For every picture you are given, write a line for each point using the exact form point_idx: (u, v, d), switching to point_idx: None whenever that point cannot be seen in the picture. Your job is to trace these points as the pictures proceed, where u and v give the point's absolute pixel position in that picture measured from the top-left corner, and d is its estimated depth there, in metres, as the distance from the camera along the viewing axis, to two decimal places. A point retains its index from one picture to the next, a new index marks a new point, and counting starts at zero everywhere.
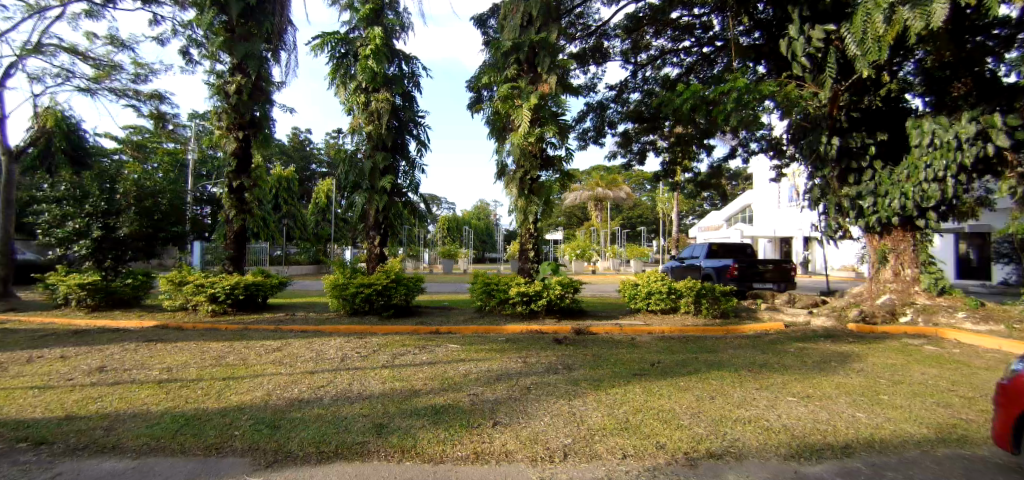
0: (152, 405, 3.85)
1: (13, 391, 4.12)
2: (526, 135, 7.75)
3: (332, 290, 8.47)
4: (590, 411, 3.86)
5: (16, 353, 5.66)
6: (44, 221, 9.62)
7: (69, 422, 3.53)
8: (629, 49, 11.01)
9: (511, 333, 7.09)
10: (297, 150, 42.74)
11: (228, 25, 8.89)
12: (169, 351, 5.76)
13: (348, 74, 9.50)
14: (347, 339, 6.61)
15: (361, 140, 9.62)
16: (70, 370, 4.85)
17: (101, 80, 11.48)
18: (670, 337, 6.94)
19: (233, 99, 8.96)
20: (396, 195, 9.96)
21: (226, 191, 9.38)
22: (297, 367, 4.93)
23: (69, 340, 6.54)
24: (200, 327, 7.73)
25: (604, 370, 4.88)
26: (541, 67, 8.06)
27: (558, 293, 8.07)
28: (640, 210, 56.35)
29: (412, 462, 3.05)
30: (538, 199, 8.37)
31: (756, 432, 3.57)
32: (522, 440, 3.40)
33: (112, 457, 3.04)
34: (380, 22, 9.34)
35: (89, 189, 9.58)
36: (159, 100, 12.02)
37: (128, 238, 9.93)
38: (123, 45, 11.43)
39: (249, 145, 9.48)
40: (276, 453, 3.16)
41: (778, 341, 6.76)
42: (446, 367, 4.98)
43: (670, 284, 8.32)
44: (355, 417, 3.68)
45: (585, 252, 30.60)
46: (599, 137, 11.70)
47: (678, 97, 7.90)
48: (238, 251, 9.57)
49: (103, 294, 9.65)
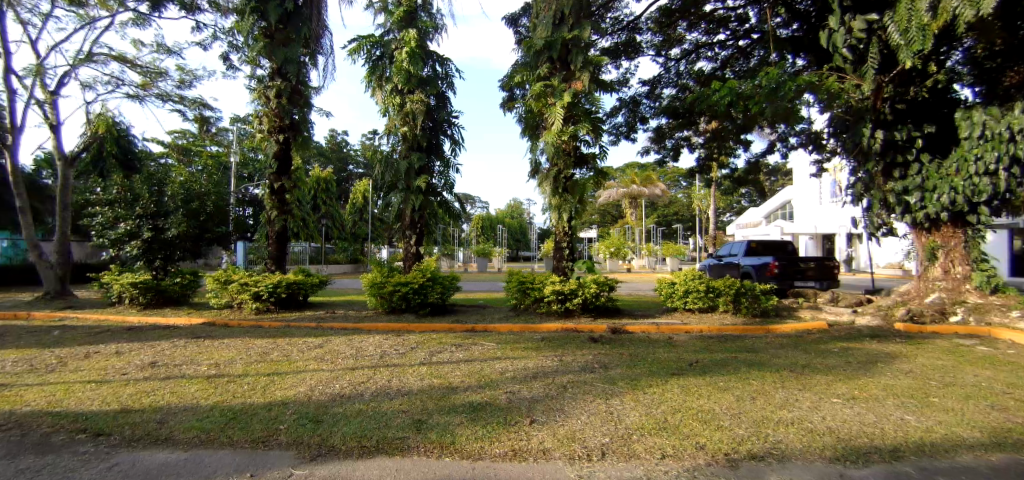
0: (202, 399, 3.97)
1: (72, 385, 4.30)
2: (560, 133, 7.74)
3: (370, 289, 8.63)
4: (626, 410, 3.83)
5: (75, 349, 5.92)
6: (99, 222, 10.08)
7: (125, 415, 3.69)
8: (662, 44, 10.83)
9: (547, 331, 7.04)
10: (334, 151, 43.80)
11: (267, 31, 9.09)
12: (216, 348, 5.92)
13: (383, 76, 9.67)
14: (386, 336, 6.69)
15: (396, 141, 9.73)
16: (125, 365, 5.03)
17: (148, 87, 11.97)
18: (709, 336, 6.80)
19: (273, 103, 9.19)
20: (431, 195, 9.99)
21: (268, 192, 9.58)
22: (339, 364, 4.99)
23: (123, 336, 6.82)
24: (244, 324, 7.95)
25: (641, 369, 4.76)
26: (575, 65, 8.01)
27: (594, 291, 8.01)
28: (673, 207, 55.69)
29: (451, 458, 3.13)
30: (572, 197, 8.30)
31: (799, 434, 3.48)
32: (560, 437, 3.43)
33: (166, 450, 3.24)
34: (414, 24, 9.45)
35: (139, 192, 9.94)
36: (202, 105, 12.43)
37: (177, 239, 10.24)
38: (168, 52, 11.86)
39: (289, 147, 9.69)
40: (320, 447, 3.32)
41: (822, 341, 6.54)
42: (483, 364, 4.97)
43: (707, 282, 8.17)
44: (394, 412, 3.74)
45: (619, 250, 30.28)
46: (631, 133, 11.55)
47: (714, 93, 7.72)
48: (279, 251, 9.79)
49: (154, 293, 10.04)
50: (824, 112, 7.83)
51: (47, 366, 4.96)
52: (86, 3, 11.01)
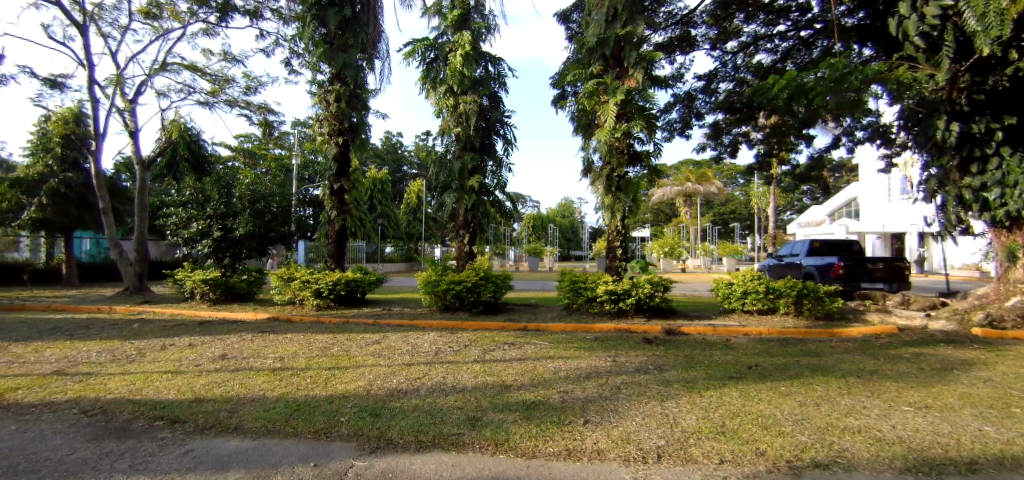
0: (268, 391, 4.16)
1: (151, 375, 4.59)
2: (612, 131, 7.68)
3: (425, 287, 8.83)
4: (683, 413, 3.74)
5: (153, 340, 6.33)
6: (174, 222, 10.82)
7: (198, 404, 3.91)
8: (717, 37, 10.53)
9: (600, 332, 6.98)
10: (390, 153, 45.19)
11: (327, 37, 9.41)
12: (280, 342, 6.18)
13: (437, 78, 9.85)
14: (440, 334, 6.79)
15: (450, 142, 9.81)
16: (198, 357, 5.33)
17: (218, 93, 12.61)
18: (770, 339, 6.57)
19: (333, 107, 9.47)
20: (484, 194, 10.02)
21: (328, 193, 9.90)
22: (395, 360, 5.10)
23: (195, 329, 7.24)
24: (307, 320, 8.30)
25: (698, 371, 4.64)
26: (627, 62, 7.87)
27: (648, 291, 7.82)
28: (731, 205, 54.50)
29: (506, 456, 3.15)
30: (626, 196, 8.18)
31: (866, 442, 3.31)
32: (614, 439, 3.38)
33: (235, 439, 3.43)
34: (468, 26, 9.57)
35: (210, 194, 10.61)
36: (267, 110, 12.98)
37: (243, 238, 10.71)
38: (235, 60, 12.46)
39: (348, 150, 9.98)
40: (378, 440, 3.41)
41: (892, 346, 6.20)
42: (536, 363, 4.97)
43: (767, 283, 7.89)
44: (449, 409, 3.81)
45: (674, 250, 29.23)
46: (686, 129, 11.28)
47: (773, 87, 7.46)
48: (338, 249, 10.07)
49: (223, 289, 10.47)
50: (893, 104, 7.45)
51: (128, 357, 5.32)
52: (162, 15, 11.70)
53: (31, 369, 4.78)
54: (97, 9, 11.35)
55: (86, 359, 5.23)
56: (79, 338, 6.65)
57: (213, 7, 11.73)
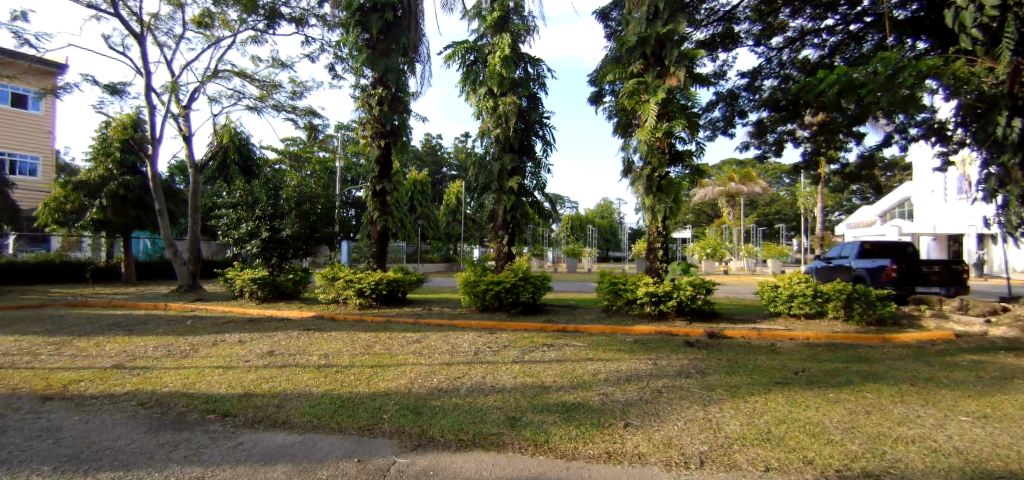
0: (313, 387, 4.29)
1: (204, 369, 4.80)
2: (654, 130, 7.59)
3: (465, 287, 8.92)
4: (726, 419, 3.67)
5: (206, 336, 6.62)
6: (226, 223, 11.28)
7: (248, 398, 4.07)
8: (762, 33, 10.26)
9: (640, 334, 6.90)
10: (429, 154, 45.93)
11: (370, 42, 9.61)
12: (324, 339, 6.34)
13: (477, 80, 9.97)
14: (480, 334, 6.86)
15: (489, 144, 9.90)
16: (247, 353, 5.53)
17: (266, 98, 13.01)
18: (818, 344, 6.36)
19: (375, 110, 9.64)
20: (523, 195, 10.00)
21: (370, 194, 10.05)
22: (436, 359, 5.18)
23: (245, 326, 7.53)
24: (350, 318, 8.50)
25: (742, 375, 4.54)
26: (669, 60, 7.76)
27: (690, 294, 7.63)
28: (776, 205, 53.22)
29: (546, 457, 3.15)
30: (667, 197, 8.08)
31: (921, 453, 3.17)
32: (655, 443, 3.34)
33: (283, 432, 3.55)
34: (507, 28, 9.61)
35: (258, 195, 10.92)
36: (312, 114, 13.31)
37: (290, 239, 11.01)
38: (282, 66, 12.82)
39: (390, 152, 10.09)
40: (420, 438, 3.46)
41: (950, 353, 5.91)
42: (575, 365, 4.96)
43: (814, 286, 7.66)
44: (489, 408, 3.84)
45: (717, 251, 28.35)
46: (729, 128, 10.99)
47: (821, 82, 7.23)
48: (380, 249, 10.23)
49: (270, 287, 10.85)
50: (950, 100, 7.14)
51: (182, 352, 5.57)
52: (213, 24, 12.12)
53: (94, 362, 5.07)
54: (153, 19, 11.85)
55: (144, 354, 5.52)
56: (138, 332, 7.02)
57: (262, 15, 12.12)
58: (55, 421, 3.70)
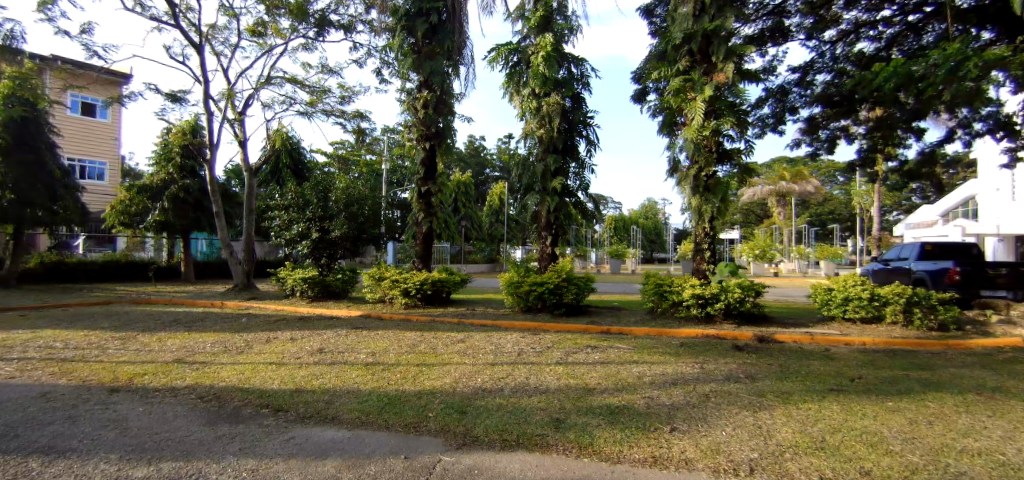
0: (361, 383, 4.42)
1: (258, 365, 5.01)
2: (701, 129, 7.49)
3: (508, 288, 9.00)
4: (777, 425, 3.58)
5: (259, 333, 6.90)
6: (277, 225, 11.66)
7: (300, 393, 4.22)
8: (814, 26, 9.88)
9: (686, 337, 6.79)
10: (473, 157, 46.37)
11: (415, 46, 9.77)
12: (371, 338, 6.50)
13: (521, 81, 10.00)
14: (524, 335, 6.89)
15: (533, 144, 9.96)
16: (299, 350, 5.73)
17: (315, 103, 13.38)
18: (876, 350, 6.10)
19: (421, 113, 9.82)
20: (566, 195, 9.95)
21: (416, 196, 10.18)
22: (479, 359, 5.23)
23: (296, 324, 7.78)
24: (396, 317, 8.68)
25: (794, 382, 4.40)
26: (717, 56, 7.59)
27: (739, 296, 7.46)
28: (829, 205, 51.50)
29: (591, 459, 3.13)
30: (715, 197, 7.89)
31: (988, 466, 3.00)
32: (703, 448, 3.28)
33: (333, 427, 3.66)
34: (551, 28, 9.60)
35: (309, 198, 11.20)
36: (360, 118, 13.60)
37: (339, 239, 11.29)
38: (331, 71, 13.17)
39: (435, 154, 10.19)
40: (465, 437, 3.51)
41: (1022, 361, 5.57)
42: (620, 367, 4.93)
43: (871, 290, 7.43)
44: (534, 409, 3.86)
45: (766, 253, 25.54)
46: (779, 125, 10.51)
47: (877, 76, 6.93)
48: (425, 250, 10.35)
49: (320, 287, 11.29)
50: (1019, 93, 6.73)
51: (237, 349, 5.83)
52: (266, 33, 12.53)
53: (157, 357, 5.37)
54: (210, 30, 12.34)
55: (202, 349, 5.80)
56: (197, 328, 7.40)
57: (313, 22, 12.45)
58: (121, 412, 3.90)
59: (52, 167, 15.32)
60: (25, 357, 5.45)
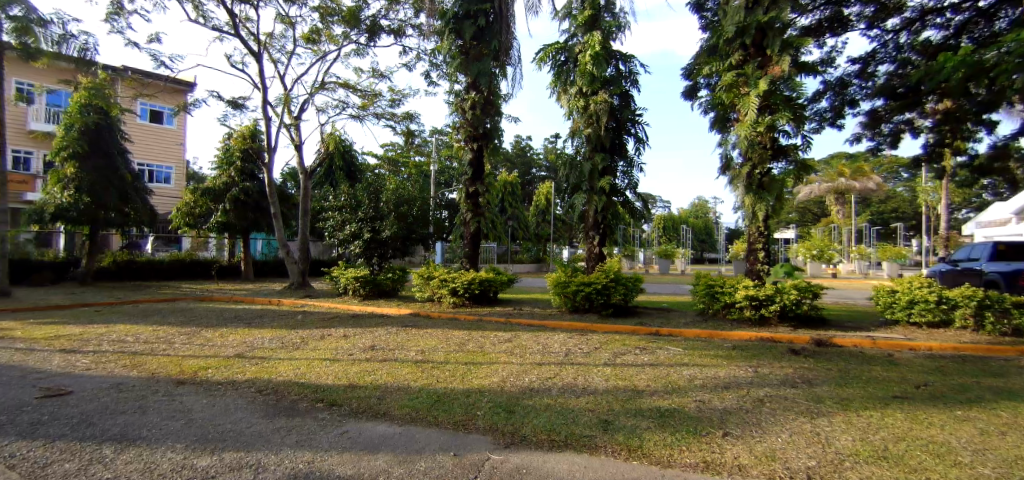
0: (411, 381, 4.54)
1: (313, 361, 5.21)
2: (754, 125, 7.35)
3: (555, 288, 9.03)
4: (836, 433, 3.44)
5: (315, 330, 7.17)
6: (331, 225, 12.03)
7: (353, 389, 4.36)
8: (875, 15, 9.21)
9: (739, 339, 6.65)
10: (519, 156, 46.51)
11: (464, 48, 9.93)
12: (421, 336, 6.64)
13: (568, 80, 10.00)
14: (570, 335, 6.88)
15: (580, 144, 9.88)
16: (351, 347, 5.92)
17: (367, 107, 13.74)
18: (944, 356, 5.81)
19: (469, 114, 9.93)
20: (614, 195, 9.91)
21: (464, 196, 10.32)
22: (527, 359, 5.28)
23: (348, 321, 8.03)
24: (445, 316, 8.82)
25: (854, 388, 4.24)
26: (772, 49, 7.41)
27: (795, 298, 7.25)
28: (892, 203, 48.84)
29: (641, 462, 3.09)
30: (769, 195, 7.71)
31: None
32: (757, 455, 3.17)
33: (384, 423, 3.75)
34: (598, 25, 9.55)
35: (361, 199, 11.64)
36: (409, 120, 13.86)
37: (389, 239, 11.51)
38: (381, 75, 13.49)
39: (482, 154, 10.35)
40: (513, 436, 3.53)
41: None
42: (669, 369, 4.88)
43: (938, 292, 7.11)
44: (582, 410, 3.85)
45: (825, 253, 24.79)
46: (838, 119, 10.07)
47: (944, 67, 6.58)
48: (473, 250, 10.48)
49: (371, 285, 11.51)
50: None
51: (293, 345, 6.09)
52: (320, 40, 12.93)
53: (220, 352, 5.68)
54: (268, 39, 12.83)
55: (261, 345, 6.09)
56: (256, 325, 7.76)
57: (364, 28, 12.77)
58: (187, 403, 4.12)
59: (124, 171, 16.31)
60: (100, 350, 5.85)
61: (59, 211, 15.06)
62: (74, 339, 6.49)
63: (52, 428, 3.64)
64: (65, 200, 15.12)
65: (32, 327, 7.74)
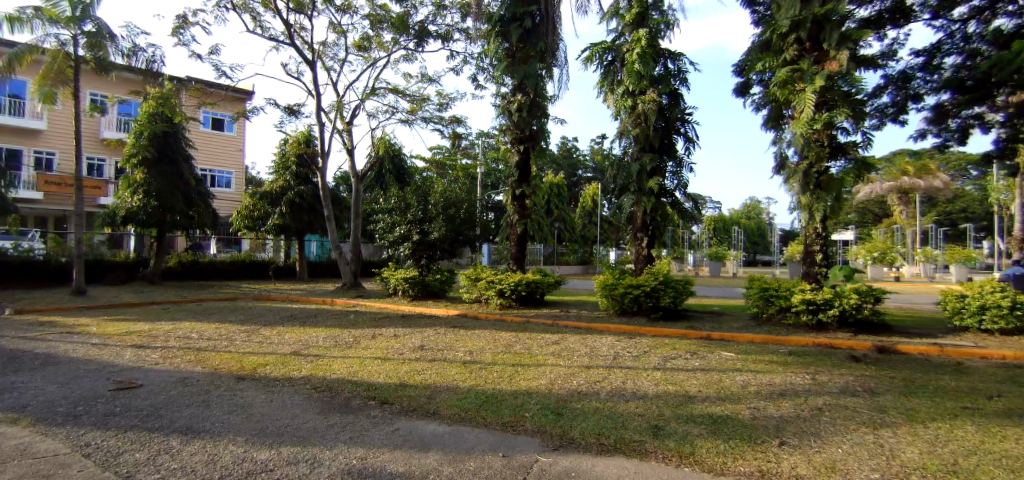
0: (460, 381, 4.64)
1: (366, 360, 5.38)
2: (811, 122, 7.16)
3: (603, 290, 9.01)
4: (902, 446, 3.29)
5: (367, 329, 7.39)
6: (381, 227, 12.44)
7: (404, 388, 4.48)
8: (941, 4, 8.59)
9: (795, 345, 6.48)
10: (566, 158, 46.43)
11: (510, 51, 10.01)
12: (469, 337, 6.73)
13: (615, 80, 9.95)
14: (618, 338, 6.83)
15: (628, 144, 9.83)
16: (401, 346, 6.07)
17: (415, 111, 13.99)
18: (1019, 365, 5.46)
19: (515, 116, 9.97)
20: (662, 196, 9.78)
21: (510, 198, 10.31)
22: (574, 361, 5.31)
23: (398, 321, 8.21)
24: (492, 317, 8.91)
25: (922, 399, 4.06)
26: (829, 43, 7.22)
27: (856, 302, 6.98)
28: (961, 201, 44.84)
29: (692, 469, 3.04)
30: (827, 194, 7.50)
31: None
32: (815, 465, 3.06)
33: (434, 422, 3.83)
34: (646, 23, 9.45)
35: (410, 201, 11.94)
36: (456, 123, 14.03)
37: (438, 241, 11.73)
38: (430, 80, 13.70)
39: (529, 156, 10.36)
40: (562, 438, 3.54)
41: None
42: (722, 375, 4.80)
43: (1013, 297, 6.72)
44: (631, 414, 3.84)
45: (887, 255, 24.46)
46: (901, 114, 9.64)
47: (1017, 56, 6.19)
48: (519, 251, 10.51)
49: (419, 286, 11.59)
50: None
51: (346, 343, 6.29)
52: (370, 46, 13.25)
53: (277, 349, 5.94)
54: (322, 47, 13.24)
55: (316, 343, 6.32)
56: (311, 323, 8.05)
57: (412, 34, 13.01)
58: (247, 398, 4.30)
59: (188, 176, 17.00)
60: (166, 346, 6.19)
61: (129, 214, 16.29)
62: (144, 335, 6.90)
63: (124, 419, 3.87)
64: (136, 204, 16.16)
65: (105, 323, 8.29)
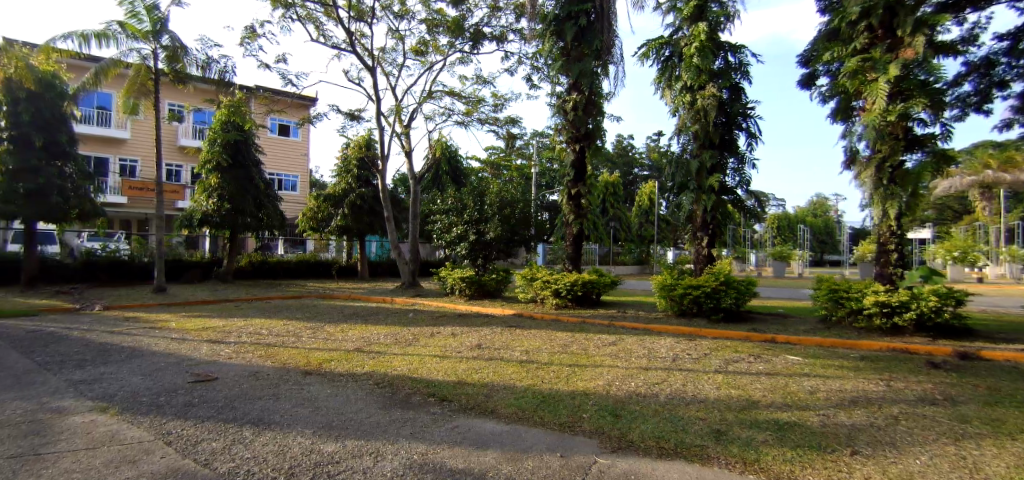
0: (515, 380, 4.72)
1: (426, 358, 5.54)
2: (884, 113, 6.85)
3: (660, 290, 8.90)
4: (985, 458, 3.10)
5: (426, 328, 7.59)
6: (438, 228, 12.70)
7: (462, 386, 4.60)
8: None
9: (868, 350, 6.23)
10: (621, 156, 45.91)
11: (564, 50, 10.06)
12: (526, 337, 6.80)
13: (674, 75, 9.75)
14: (678, 340, 6.72)
15: (687, 140, 9.70)
16: (459, 345, 6.20)
17: (471, 113, 14.16)
18: None
19: (571, 115, 9.98)
20: (724, 194, 9.59)
21: (566, 198, 10.39)
22: (632, 362, 5.30)
23: (454, 320, 8.36)
24: (547, 317, 8.96)
25: (1011, 409, 3.82)
26: (903, 30, 6.87)
27: (935, 305, 6.61)
28: None
29: (758, 476, 2.96)
30: (902, 189, 7.18)
31: None
32: (889, 475, 2.92)
33: (491, 420, 3.91)
34: (704, 16, 9.25)
35: (467, 202, 12.12)
36: (512, 123, 14.11)
37: (494, 241, 11.85)
38: (485, 81, 13.85)
39: (584, 155, 10.32)
40: (621, 440, 3.54)
41: None
42: (788, 379, 4.69)
43: None
44: (692, 418, 3.80)
45: (968, 255, 23.01)
46: (985, 104, 8.94)
47: None
48: (575, 251, 10.46)
49: (476, 285, 11.94)
50: None
51: (405, 341, 6.49)
52: (427, 51, 13.50)
53: (341, 346, 6.20)
54: (380, 53, 13.60)
55: (377, 341, 6.55)
56: (372, 321, 8.34)
57: (467, 36, 13.20)
58: (313, 392, 4.51)
59: (257, 180, 17.93)
60: (238, 340, 6.57)
61: (204, 216, 17.06)
62: (218, 330, 7.35)
63: (201, 410, 4.12)
64: (211, 206, 17.01)
65: (184, 318, 8.92)
